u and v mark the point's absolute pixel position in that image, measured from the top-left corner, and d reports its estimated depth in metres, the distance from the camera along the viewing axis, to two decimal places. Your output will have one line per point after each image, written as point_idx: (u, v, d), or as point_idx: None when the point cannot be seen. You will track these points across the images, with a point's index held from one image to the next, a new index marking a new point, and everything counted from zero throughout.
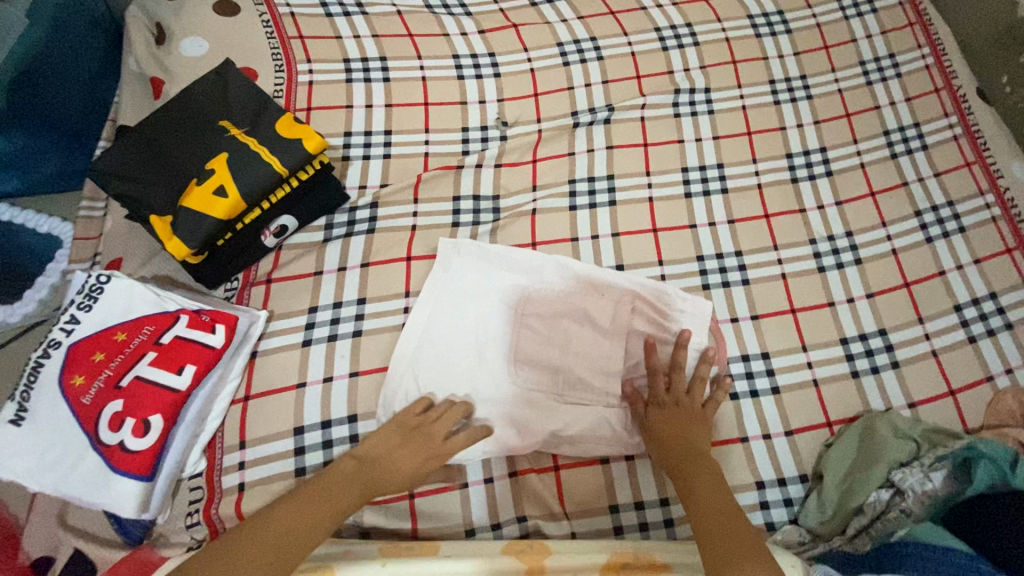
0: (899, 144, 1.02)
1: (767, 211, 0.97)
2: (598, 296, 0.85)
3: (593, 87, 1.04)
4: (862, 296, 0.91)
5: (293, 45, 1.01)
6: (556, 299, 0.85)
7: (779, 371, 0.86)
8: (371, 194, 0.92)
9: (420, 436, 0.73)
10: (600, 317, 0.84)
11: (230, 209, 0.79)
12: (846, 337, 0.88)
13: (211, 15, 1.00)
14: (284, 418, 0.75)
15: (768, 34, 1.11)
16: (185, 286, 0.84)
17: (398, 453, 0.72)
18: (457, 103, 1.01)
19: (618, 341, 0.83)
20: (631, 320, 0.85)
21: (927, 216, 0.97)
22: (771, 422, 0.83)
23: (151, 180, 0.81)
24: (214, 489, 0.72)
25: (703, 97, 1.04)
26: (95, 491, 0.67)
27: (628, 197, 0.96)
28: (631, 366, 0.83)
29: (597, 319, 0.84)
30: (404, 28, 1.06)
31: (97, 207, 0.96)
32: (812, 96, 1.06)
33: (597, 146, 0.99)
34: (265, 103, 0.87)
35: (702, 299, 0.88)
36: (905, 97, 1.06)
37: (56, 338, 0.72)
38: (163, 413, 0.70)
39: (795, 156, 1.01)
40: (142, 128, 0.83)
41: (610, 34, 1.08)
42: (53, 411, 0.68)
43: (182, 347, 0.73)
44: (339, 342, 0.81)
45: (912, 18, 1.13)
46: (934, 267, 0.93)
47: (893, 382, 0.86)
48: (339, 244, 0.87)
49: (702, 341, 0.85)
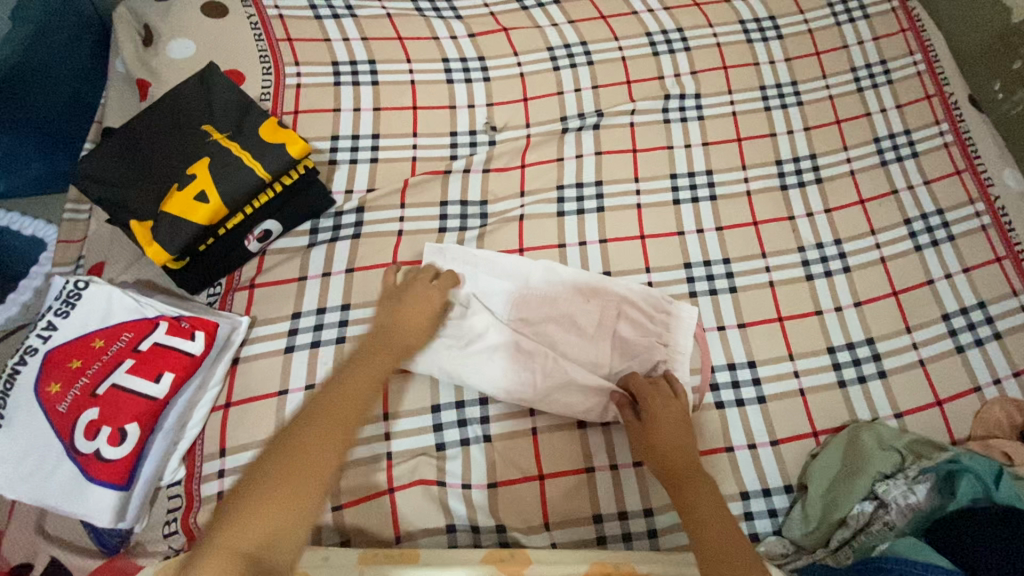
0: (889, 151, 1.02)
1: (756, 218, 0.96)
2: (584, 303, 0.85)
3: (583, 92, 1.04)
4: (850, 304, 0.91)
5: (282, 48, 1.00)
6: (542, 306, 0.85)
7: (765, 380, 0.85)
8: (357, 198, 0.91)
9: (404, 310, 0.74)
10: (585, 325, 0.83)
11: (212, 214, 0.79)
12: (834, 346, 0.88)
13: (199, 17, 0.99)
14: (264, 424, 0.75)
15: (760, 40, 1.10)
16: (166, 291, 0.83)
17: (397, 330, 0.72)
18: (446, 107, 1.01)
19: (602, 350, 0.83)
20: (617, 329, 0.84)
21: (916, 224, 0.96)
22: (756, 432, 0.82)
23: (133, 184, 0.80)
24: (192, 498, 0.71)
25: (694, 103, 1.04)
26: (71, 500, 0.66)
27: (616, 203, 0.95)
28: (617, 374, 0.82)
29: (583, 327, 0.83)
30: (394, 32, 1.05)
31: (82, 210, 0.95)
32: (802, 103, 1.06)
33: (585, 152, 0.99)
34: (249, 107, 0.87)
35: (689, 306, 0.87)
36: (896, 103, 1.06)
37: (33, 344, 0.72)
38: (139, 421, 0.69)
39: (784, 163, 1.01)
40: (122, 132, 0.83)
41: (600, 38, 1.08)
42: (29, 419, 0.68)
43: (161, 354, 0.72)
44: (322, 349, 0.80)
45: (904, 25, 1.13)
46: (923, 275, 0.93)
47: (879, 391, 0.86)
48: (324, 249, 0.87)
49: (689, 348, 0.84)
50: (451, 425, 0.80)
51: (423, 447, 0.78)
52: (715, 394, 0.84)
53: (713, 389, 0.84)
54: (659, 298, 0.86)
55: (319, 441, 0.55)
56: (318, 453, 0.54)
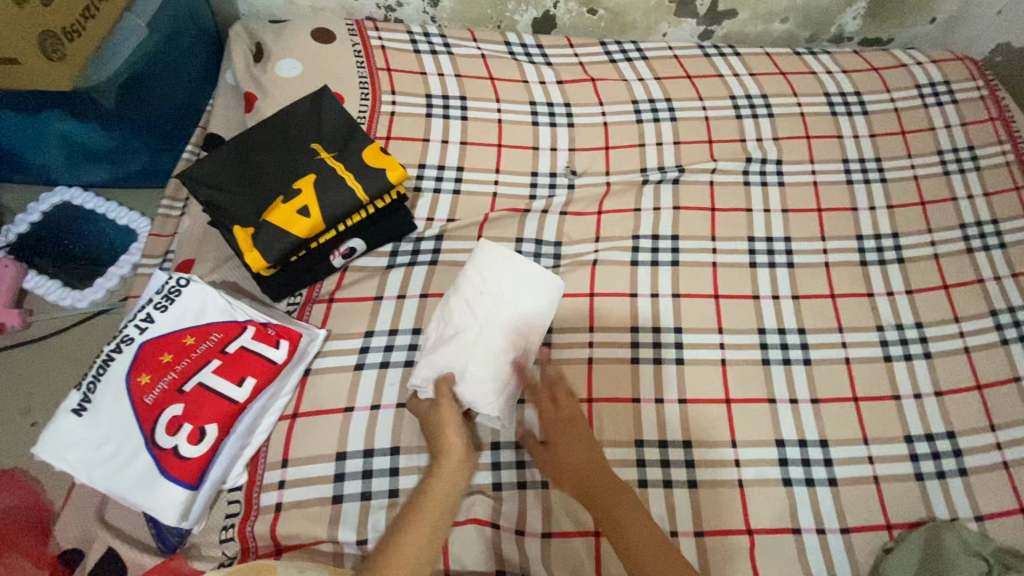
0: (975, 239, 0.99)
1: (833, 290, 0.94)
2: (512, 302, 0.74)
3: (664, 146, 1.05)
4: (930, 393, 0.87)
5: (381, 77, 1.05)
6: (481, 308, 0.73)
7: (838, 462, 0.82)
8: (439, 226, 0.93)
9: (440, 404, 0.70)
10: (464, 294, 0.75)
11: (310, 229, 0.81)
12: (912, 436, 0.84)
13: (309, 41, 1.06)
14: (328, 441, 0.75)
15: (844, 113, 1.11)
16: (250, 295, 0.87)
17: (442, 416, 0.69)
18: (530, 147, 1.03)
19: (503, 317, 0.73)
20: (540, 296, 0.75)
21: (1002, 316, 0.93)
22: (826, 516, 0.78)
23: (239, 191, 0.83)
24: (251, 506, 0.72)
25: (775, 168, 1.04)
26: (142, 494, 0.66)
27: (692, 259, 0.95)
28: (502, 346, 0.72)
29: (512, 308, 0.74)
30: (486, 72, 1.10)
31: (175, 207, 0.99)
32: (886, 180, 1.05)
33: (663, 206, 0.99)
34: (356, 130, 0.90)
35: (526, 268, 0.76)
36: (983, 191, 1.04)
37: (129, 334, 0.74)
38: (219, 422, 0.70)
39: (865, 239, 0.99)
40: (236, 144, 0.87)
41: (685, 97, 1.10)
42: (115, 406, 0.70)
43: (246, 358, 0.73)
44: (390, 370, 0.80)
45: (993, 113, 1.12)
46: (1009, 371, 0.89)
47: (960, 490, 0.81)
48: (402, 271, 0.89)
49: (530, 331, 0.74)
50: (510, 466, 0.78)
51: (479, 486, 0.77)
52: (784, 471, 0.81)
53: (782, 464, 0.81)
54: (536, 279, 0.76)
55: (438, 512, 0.62)
56: (441, 532, 0.62)
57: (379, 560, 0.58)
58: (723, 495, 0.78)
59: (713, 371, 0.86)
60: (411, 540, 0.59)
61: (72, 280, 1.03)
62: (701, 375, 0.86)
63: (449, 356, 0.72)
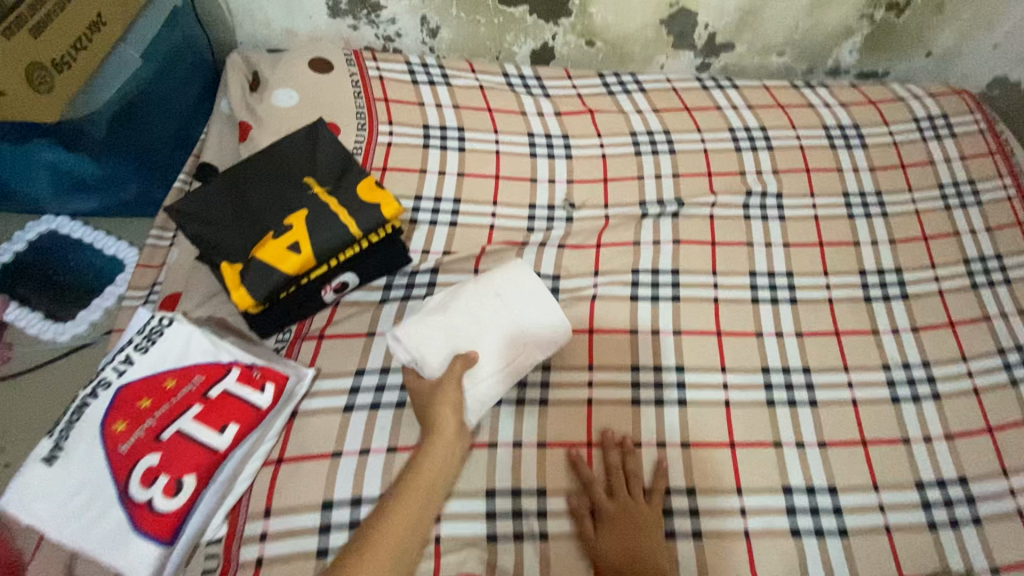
0: (980, 275, 0.98)
1: (838, 327, 0.92)
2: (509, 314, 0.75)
3: (663, 178, 1.04)
4: (940, 436, 0.84)
5: (378, 107, 1.04)
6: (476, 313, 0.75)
7: (847, 511, 0.78)
8: (434, 260, 0.91)
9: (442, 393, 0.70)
10: (471, 290, 0.77)
11: (300, 265, 0.78)
12: (923, 481, 0.81)
13: (306, 70, 1.05)
14: (314, 489, 0.71)
15: (844, 146, 1.10)
16: (237, 332, 0.84)
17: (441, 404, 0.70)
18: (527, 179, 1.02)
19: (498, 324, 0.74)
20: (543, 318, 0.75)
21: (1011, 355, 0.91)
22: (837, 570, 0.75)
23: (229, 226, 0.81)
24: (229, 562, 0.67)
25: (774, 202, 1.03)
26: (111, 551, 0.62)
27: (693, 295, 0.93)
28: (489, 347, 0.73)
29: (509, 320, 0.75)
30: (484, 102, 1.09)
31: (165, 237, 0.97)
32: (887, 214, 1.04)
33: (663, 240, 0.97)
34: (350, 165, 0.88)
35: (534, 290, 0.76)
36: (985, 226, 1.03)
37: (107, 377, 0.71)
38: (197, 473, 0.67)
39: (868, 274, 0.97)
40: (228, 177, 0.85)
41: (684, 129, 1.10)
42: (88, 458, 0.66)
43: (229, 403, 0.71)
44: (380, 412, 0.77)
45: (992, 147, 1.12)
46: (1019, 413, 0.86)
47: (975, 540, 0.77)
48: (396, 307, 0.86)
49: (522, 346, 0.75)
50: (505, 515, 0.75)
51: (472, 537, 0.73)
52: (791, 520, 0.77)
53: (790, 513, 0.78)
54: (543, 302, 0.76)
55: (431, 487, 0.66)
56: (421, 525, 0.64)
57: (374, 531, 0.61)
58: (728, 547, 0.75)
59: (716, 412, 0.83)
60: (406, 514, 0.63)
61: (55, 311, 1.00)
62: (704, 417, 0.83)
63: (435, 328, 0.74)
